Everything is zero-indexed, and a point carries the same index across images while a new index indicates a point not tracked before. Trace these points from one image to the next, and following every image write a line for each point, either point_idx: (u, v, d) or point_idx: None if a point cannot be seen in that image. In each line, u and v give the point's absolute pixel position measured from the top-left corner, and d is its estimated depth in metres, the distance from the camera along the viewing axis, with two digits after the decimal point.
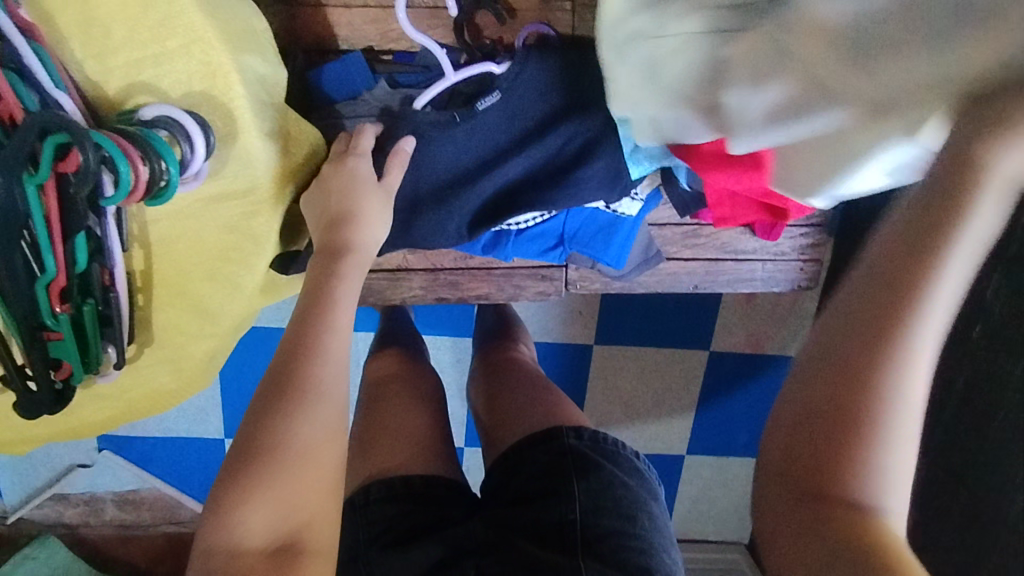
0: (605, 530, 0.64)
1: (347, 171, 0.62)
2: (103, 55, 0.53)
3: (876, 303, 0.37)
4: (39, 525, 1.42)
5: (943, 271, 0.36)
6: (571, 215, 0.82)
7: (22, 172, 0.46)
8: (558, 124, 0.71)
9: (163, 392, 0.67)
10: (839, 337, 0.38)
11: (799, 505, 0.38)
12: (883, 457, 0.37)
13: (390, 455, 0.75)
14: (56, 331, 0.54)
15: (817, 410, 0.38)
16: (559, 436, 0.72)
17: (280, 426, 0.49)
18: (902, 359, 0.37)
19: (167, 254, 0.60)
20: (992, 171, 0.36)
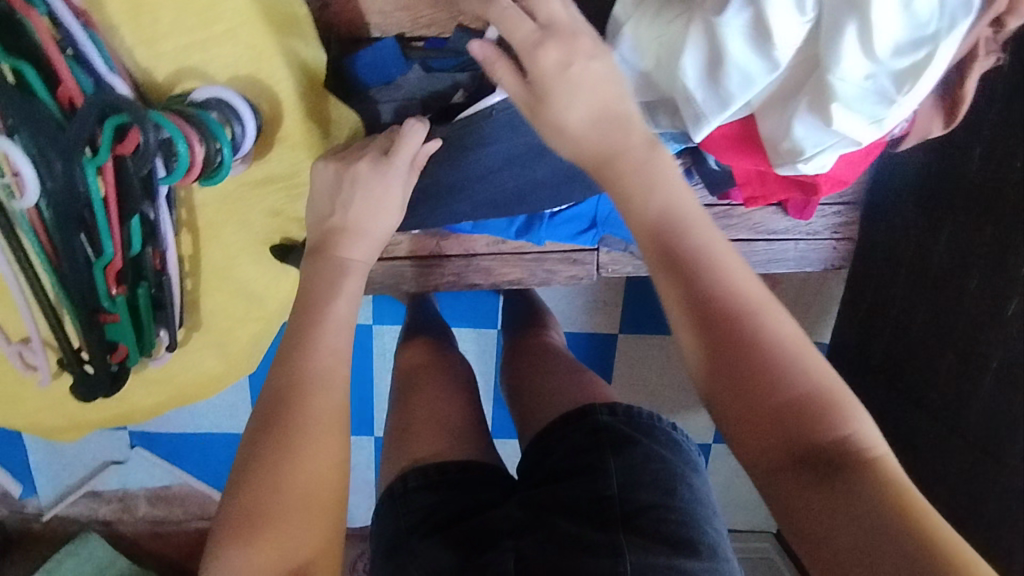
0: (645, 505, 0.63)
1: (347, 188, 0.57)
2: (152, 41, 0.54)
3: (708, 318, 0.46)
4: (75, 521, 1.46)
5: (723, 259, 0.47)
6: (604, 198, 0.81)
7: (82, 154, 0.48)
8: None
9: (209, 376, 0.68)
10: (712, 359, 0.46)
11: (801, 486, 0.43)
12: (828, 414, 0.44)
13: (428, 441, 0.76)
14: (113, 314, 0.55)
15: (740, 406, 0.45)
16: (593, 413, 0.73)
17: (279, 465, 0.47)
18: (758, 337, 0.45)
19: (214, 238, 0.61)
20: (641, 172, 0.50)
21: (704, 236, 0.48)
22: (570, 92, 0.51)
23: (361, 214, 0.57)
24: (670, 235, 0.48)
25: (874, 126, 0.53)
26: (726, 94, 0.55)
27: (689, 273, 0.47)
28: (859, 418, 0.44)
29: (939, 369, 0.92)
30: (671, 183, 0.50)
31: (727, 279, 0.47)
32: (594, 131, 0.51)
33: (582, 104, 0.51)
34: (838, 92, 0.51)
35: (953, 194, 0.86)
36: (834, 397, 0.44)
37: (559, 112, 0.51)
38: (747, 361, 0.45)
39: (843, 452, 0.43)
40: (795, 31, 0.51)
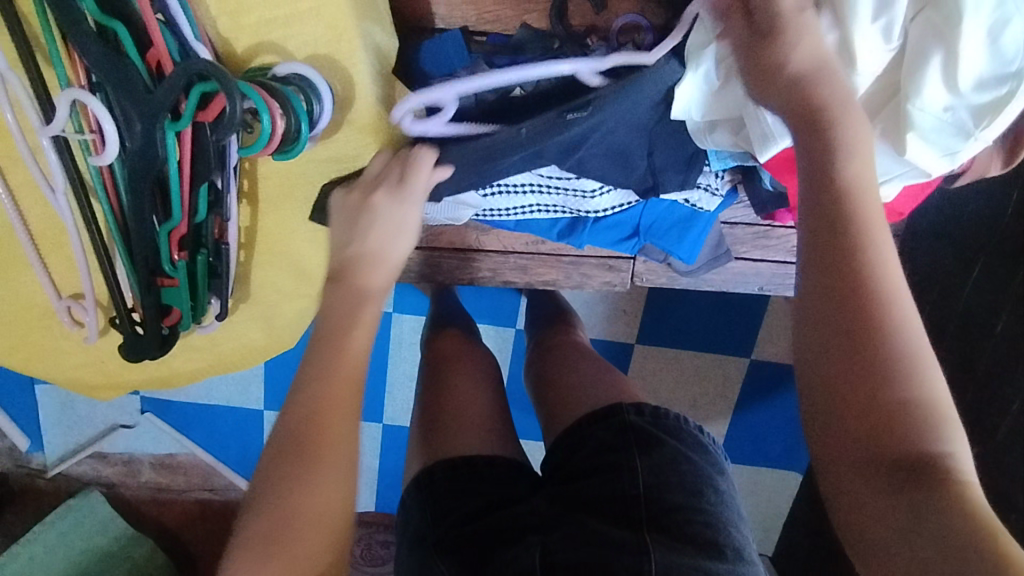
0: (673, 505, 0.64)
1: (364, 219, 0.58)
2: (236, 14, 0.55)
3: (846, 293, 0.45)
4: (77, 481, 1.49)
5: (876, 240, 0.45)
6: (649, 207, 0.81)
7: (164, 118, 0.48)
8: (656, 147, 0.72)
9: (251, 350, 0.68)
10: (834, 334, 0.44)
11: (881, 481, 0.43)
12: (929, 422, 0.43)
13: (457, 434, 0.76)
14: (172, 278, 0.56)
15: (839, 388, 0.44)
16: (619, 412, 0.72)
17: (295, 484, 0.48)
18: (891, 328, 0.44)
19: (273, 213, 0.62)
20: (828, 127, 0.48)
21: (867, 213, 0.46)
22: (802, 35, 0.50)
23: (384, 246, 0.58)
24: (816, 204, 0.47)
25: (948, 158, 0.55)
26: None
27: (835, 245, 0.45)
28: (957, 434, 0.44)
29: (955, 409, 0.92)
30: (840, 152, 0.47)
31: (877, 262, 0.45)
32: (815, 79, 0.50)
33: (809, 48, 0.50)
34: (916, 122, 0.53)
35: (988, 236, 0.86)
36: (940, 411, 0.43)
37: (785, 51, 0.50)
38: (869, 347, 0.44)
39: (932, 466, 0.42)
40: (879, 57, 0.53)
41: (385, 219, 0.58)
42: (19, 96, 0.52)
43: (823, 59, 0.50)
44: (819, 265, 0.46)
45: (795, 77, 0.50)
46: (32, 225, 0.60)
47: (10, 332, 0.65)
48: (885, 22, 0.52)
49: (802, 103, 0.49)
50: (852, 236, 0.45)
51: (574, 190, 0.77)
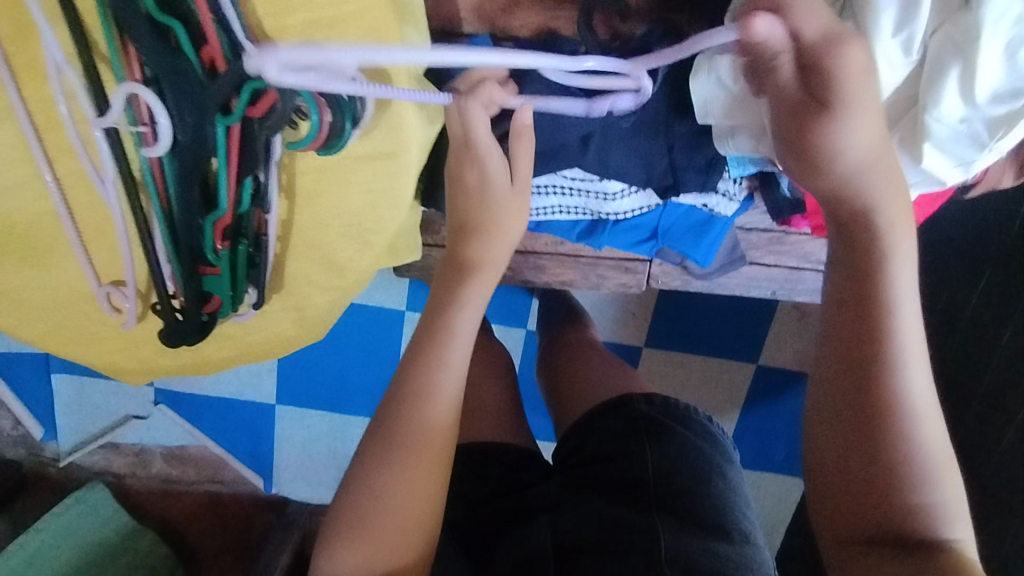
0: (681, 489, 0.69)
1: (480, 191, 0.65)
2: (281, 14, 0.57)
3: (866, 395, 0.52)
4: (88, 471, 1.52)
5: (900, 346, 0.52)
6: (667, 211, 0.84)
7: (216, 112, 0.51)
8: (676, 147, 0.74)
9: (282, 339, 0.71)
10: (853, 429, 0.53)
11: (874, 559, 0.51)
12: (930, 510, 0.51)
13: (471, 424, 0.85)
14: (214, 266, 0.59)
15: (853, 475, 0.53)
16: (631, 402, 0.78)
17: (375, 477, 0.60)
18: (903, 426, 0.52)
19: (311, 207, 0.63)
20: (862, 234, 0.54)
21: (887, 322, 0.53)
22: (857, 115, 0.51)
23: (505, 215, 0.66)
24: (845, 308, 0.54)
25: (961, 168, 0.58)
26: None
27: (849, 352, 0.53)
28: (949, 520, 0.52)
29: (960, 417, 0.94)
30: (872, 267, 0.53)
31: (898, 368, 0.52)
32: (862, 159, 0.52)
33: (863, 125, 0.51)
34: (933, 133, 0.56)
35: (997, 248, 0.87)
36: (942, 500, 0.52)
37: (839, 126, 0.51)
38: (881, 444, 0.52)
39: (932, 550, 0.51)
40: (897, 71, 0.55)
41: (501, 188, 0.65)
42: (74, 87, 0.54)
43: (873, 142, 0.52)
44: (846, 369, 0.53)
45: (838, 175, 0.53)
46: (77, 213, 0.62)
47: (49, 316, 0.67)
48: (905, 37, 0.53)
49: (834, 213, 0.55)
50: (877, 344, 0.53)
51: (596, 192, 0.80)
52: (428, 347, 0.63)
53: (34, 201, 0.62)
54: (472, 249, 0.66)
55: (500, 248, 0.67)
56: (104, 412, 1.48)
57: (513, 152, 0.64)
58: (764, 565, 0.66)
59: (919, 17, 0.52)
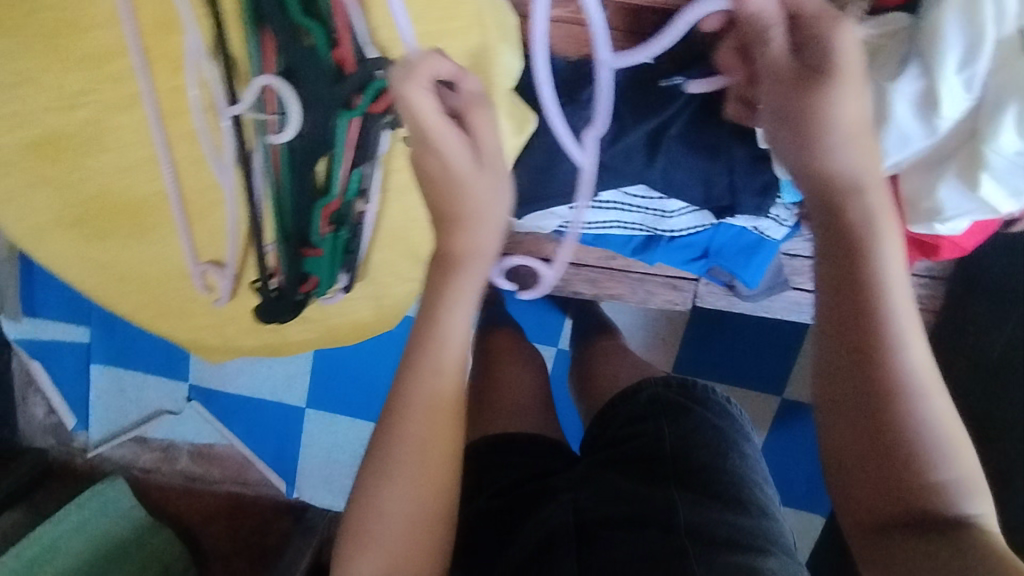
0: (699, 464, 0.71)
1: (447, 179, 0.57)
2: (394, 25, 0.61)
3: (869, 376, 0.52)
4: (115, 464, 1.54)
5: (897, 324, 0.52)
6: (719, 231, 0.88)
7: (340, 106, 0.56)
8: (736, 169, 0.79)
9: (359, 326, 0.75)
10: (859, 412, 0.52)
11: (897, 538, 0.50)
12: (947, 483, 0.51)
13: (507, 413, 0.92)
14: (316, 249, 0.63)
15: (867, 456, 0.52)
16: (648, 387, 0.84)
17: (376, 489, 0.58)
18: (911, 404, 0.51)
19: (401, 200, 0.68)
20: (852, 215, 0.54)
21: (886, 305, 0.53)
22: (850, 88, 0.53)
23: (478, 199, 0.58)
24: (835, 292, 0.54)
25: (1014, 198, 0.62)
26: (900, 146, 0.63)
27: (850, 338, 0.53)
28: (966, 493, 0.51)
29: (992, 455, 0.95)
30: (858, 251, 0.54)
31: (900, 346, 0.52)
32: (852, 133, 0.54)
33: (853, 99, 0.53)
34: (990, 164, 0.60)
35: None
36: (959, 473, 0.51)
37: (829, 99, 0.53)
38: (889, 423, 0.51)
39: (953, 523, 0.50)
40: (957, 105, 0.59)
41: (468, 170, 0.57)
42: (207, 79, 0.59)
43: (861, 116, 0.54)
44: (845, 352, 0.53)
45: (838, 151, 0.54)
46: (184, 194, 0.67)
47: (151, 290, 0.74)
48: (967, 76, 0.58)
49: (822, 208, 0.56)
50: (873, 323, 0.52)
51: (655, 209, 0.84)
52: (418, 349, 0.60)
53: (147, 182, 0.67)
54: (461, 244, 0.59)
55: (484, 236, 0.59)
56: (138, 405, 1.51)
57: (471, 132, 0.57)
58: (784, 539, 0.66)
59: (982, 59, 0.56)
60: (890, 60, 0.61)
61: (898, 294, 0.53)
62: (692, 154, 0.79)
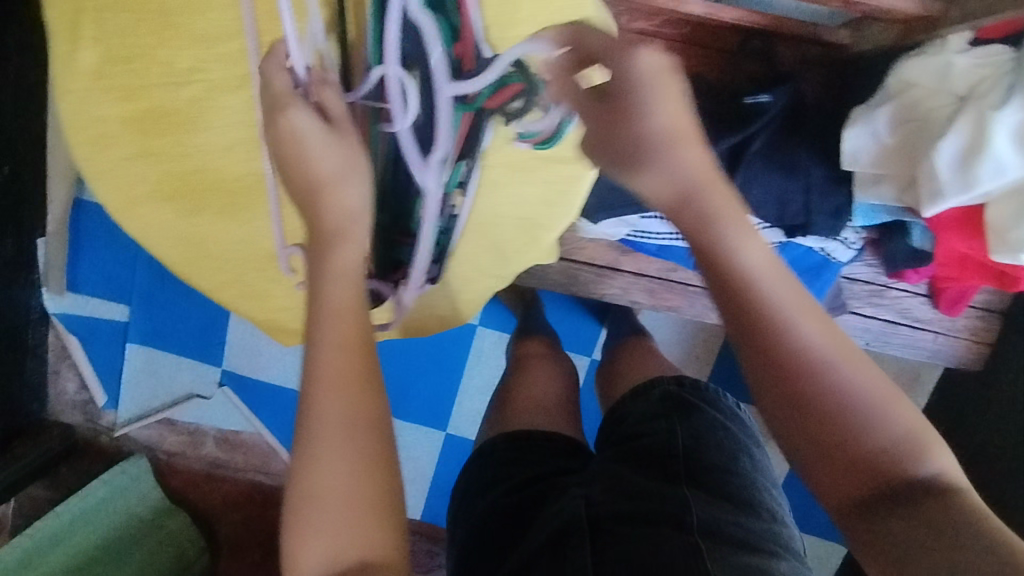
0: (712, 466, 0.68)
1: (296, 147, 0.56)
2: (506, 27, 0.62)
3: (784, 370, 0.47)
4: (138, 445, 1.44)
5: (783, 309, 0.48)
6: (787, 249, 0.89)
7: (458, 99, 0.62)
8: (814, 190, 0.79)
9: (436, 318, 0.75)
10: (786, 411, 0.47)
11: (879, 517, 0.44)
12: (904, 451, 0.45)
13: (526, 411, 0.87)
14: None
15: (813, 446, 0.47)
16: (660, 385, 0.82)
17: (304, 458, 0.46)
18: (834, 384, 0.46)
19: (490, 195, 0.68)
20: (699, 213, 0.52)
21: (762, 287, 0.49)
22: (665, 95, 0.53)
23: (332, 166, 0.56)
24: (721, 292, 0.50)
25: None
26: (992, 173, 0.63)
27: (749, 331, 0.49)
28: (927, 448, 0.46)
29: None
30: (715, 245, 0.51)
31: (795, 328, 0.48)
32: (670, 137, 0.53)
33: (666, 103, 0.53)
34: None
35: None
36: (916, 433, 0.46)
37: (642, 108, 0.53)
38: (823, 407, 0.46)
39: (927, 486, 0.44)
40: None
41: (318, 137, 0.56)
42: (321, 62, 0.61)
43: (683, 120, 0.53)
44: (752, 354, 0.48)
45: (646, 172, 0.54)
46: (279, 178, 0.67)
47: (228, 268, 0.73)
48: None
49: (671, 214, 0.54)
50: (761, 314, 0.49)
51: None
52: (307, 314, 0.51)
53: (245, 161, 0.68)
54: (332, 209, 0.55)
55: (350, 198, 0.55)
56: (166, 386, 1.41)
57: (326, 108, 0.57)
58: (794, 546, 0.65)
59: None
60: (994, 92, 0.64)
61: (770, 279, 0.49)
62: (769, 172, 0.79)
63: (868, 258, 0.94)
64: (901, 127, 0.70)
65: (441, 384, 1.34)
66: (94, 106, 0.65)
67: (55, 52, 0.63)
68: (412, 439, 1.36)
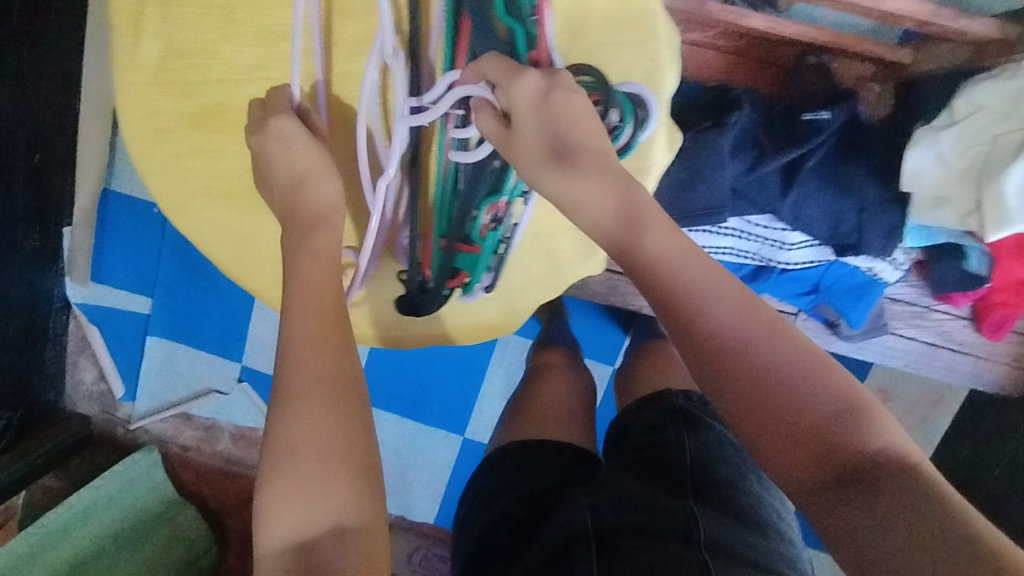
0: (717, 481, 0.66)
1: (280, 144, 0.60)
2: (575, 34, 0.61)
3: (722, 362, 0.47)
4: (154, 438, 1.36)
5: (708, 303, 0.49)
6: (832, 269, 0.87)
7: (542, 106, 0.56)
8: (868, 209, 0.78)
9: (484, 325, 0.74)
10: (735, 402, 0.47)
11: (838, 496, 0.43)
12: (860, 429, 0.44)
13: (538, 423, 0.84)
14: (474, 246, 0.63)
15: (767, 434, 0.45)
16: (668, 397, 0.79)
17: (280, 428, 0.49)
18: (774, 371, 0.46)
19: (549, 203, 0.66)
20: (603, 224, 0.53)
21: (696, 276, 0.50)
22: (558, 109, 0.54)
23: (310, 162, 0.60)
24: (647, 289, 0.51)
25: None
26: None
27: (678, 316, 0.49)
28: (882, 426, 0.45)
29: None
30: (629, 243, 0.52)
31: (716, 319, 0.48)
32: (572, 146, 0.55)
33: (555, 117, 0.54)
34: None
35: None
36: (866, 411, 0.45)
37: (535, 122, 0.54)
38: (771, 393, 0.46)
39: (888, 461, 0.43)
40: None
41: (303, 139, 0.60)
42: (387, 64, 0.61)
43: (583, 132, 0.55)
44: (688, 349, 0.49)
45: (565, 188, 0.55)
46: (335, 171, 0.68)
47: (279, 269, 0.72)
48: None
49: (579, 215, 0.55)
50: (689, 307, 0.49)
51: (775, 239, 0.84)
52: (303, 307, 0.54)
53: None
54: (310, 203, 0.60)
55: (329, 188, 0.60)
56: (184, 379, 1.33)
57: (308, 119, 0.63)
58: (797, 562, 0.62)
59: None
60: None
61: (686, 275, 0.50)
62: (821, 190, 0.78)
63: (912, 279, 0.92)
64: (964, 150, 0.69)
65: (458, 388, 1.32)
66: (152, 100, 0.64)
67: (117, 47, 0.62)
68: (434, 442, 1.34)
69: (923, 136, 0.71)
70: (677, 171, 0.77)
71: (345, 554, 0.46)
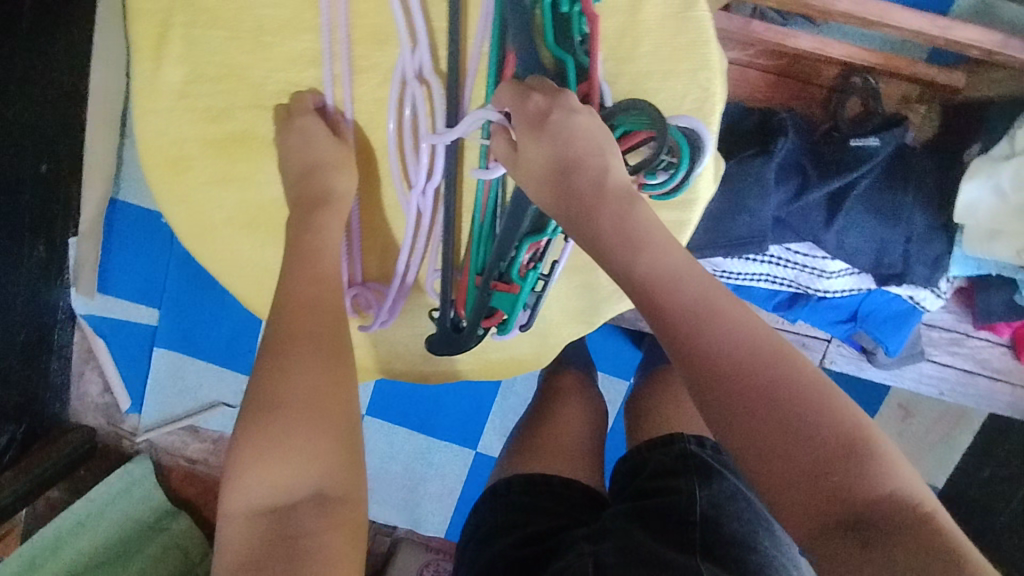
0: (729, 537, 0.59)
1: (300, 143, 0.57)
2: (625, 61, 0.58)
3: (722, 382, 0.41)
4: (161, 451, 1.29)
5: (711, 319, 0.43)
6: (870, 296, 0.83)
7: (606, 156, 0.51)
8: (914, 239, 0.75)
9: (515, 360, 0.74)
10: (732, 426, 0.40)
11: (840, 542, 0.37)
12: (873, 472, 0.38)
13: (544, 457, 0.79)
14: (512, 284, 0.60)
15: (766, 466, 0.39)
16: (682, 442, 0.73)
17: (268, 387, 0.49)
18: (782, 397, 0.40)
19: None
20: (600, 240, 0.46)
21: (705, 300, 0.44)
22: (561, 121, 0.48)
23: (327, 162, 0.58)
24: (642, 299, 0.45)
25: None
26: None
27: (677, 333, 0.43)
28: (896, 469, 0.39)
29: None
30: (623, 252, 0.45)
31: (717, 336, 0.42)
32: (572, 157, 0.48)
33: (556, 128, 0.48)
34: None
35: None
36: (883, 452, 0.39)
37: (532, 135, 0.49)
38: (774, 424, 0.39)
39: (901, 511, 0.37)
40: None
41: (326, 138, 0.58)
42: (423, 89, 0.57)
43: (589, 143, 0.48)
44: (684, 365, 0.42)
45: (570, 200, 0.48)
46: (359, 195, 0.64)
47: None
48: None
49: (572, 224, 0.48)
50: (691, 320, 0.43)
51: (813, 267, 0.80)
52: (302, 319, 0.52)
53: None
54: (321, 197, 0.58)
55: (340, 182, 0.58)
56: (191, 392, 1.24)
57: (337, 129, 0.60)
58: None
59: None
60: None
61: (687, 287, 0.44)
62: (867, 218, 0.75)
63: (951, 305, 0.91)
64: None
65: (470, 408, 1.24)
66: (173, 127, 0.61)
67: (138, 71, 0.59)
68: (442, 459, 1.28)
69: (982, 167, 0.71)
70: (718, 199, 0.75)
71: (327, 525, 0.46)
